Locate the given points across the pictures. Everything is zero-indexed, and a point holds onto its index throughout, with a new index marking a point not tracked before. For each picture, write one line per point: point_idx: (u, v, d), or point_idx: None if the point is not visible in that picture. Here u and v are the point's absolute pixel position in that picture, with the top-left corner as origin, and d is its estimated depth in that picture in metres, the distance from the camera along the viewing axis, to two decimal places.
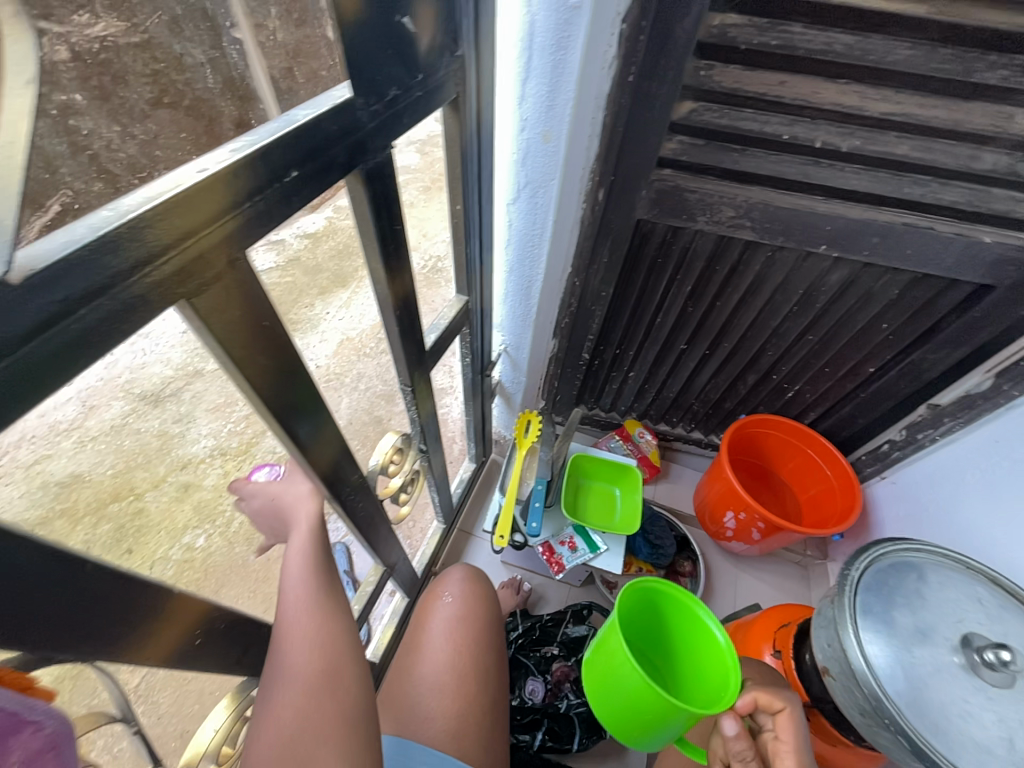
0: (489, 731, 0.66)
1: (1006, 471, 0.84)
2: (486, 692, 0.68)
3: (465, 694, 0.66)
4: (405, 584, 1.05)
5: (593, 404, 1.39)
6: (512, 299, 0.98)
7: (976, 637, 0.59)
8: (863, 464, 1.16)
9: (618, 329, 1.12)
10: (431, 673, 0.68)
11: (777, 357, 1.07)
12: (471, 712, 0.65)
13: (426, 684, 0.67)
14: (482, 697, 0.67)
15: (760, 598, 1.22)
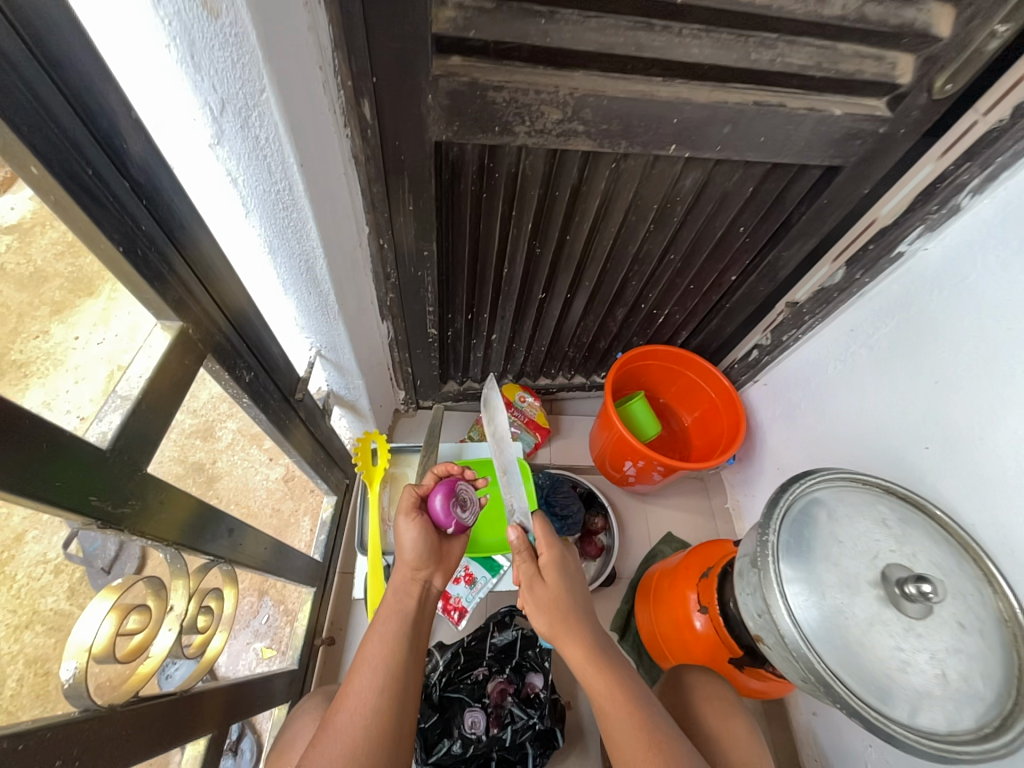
0: (394, 723, 0.54)
1: (867, 364, 0.82)
2: (398, 743, 0.53)
3: (377, 683, 0.56)
4: (275, 692, 0.80)
5: (461, 377, 1.18)
6: (295, 291, 0.67)
7: (895, 570, 0.55)
8: (738, 373, 1.13)
9: (463, 289, 0.89)
10: (342, 742, 0.51)
11: (642, 284, 0.94)
12: (385, 673, 0.57)
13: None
14: (395, 654, 0.59)
15: (670, 525, 1.21)
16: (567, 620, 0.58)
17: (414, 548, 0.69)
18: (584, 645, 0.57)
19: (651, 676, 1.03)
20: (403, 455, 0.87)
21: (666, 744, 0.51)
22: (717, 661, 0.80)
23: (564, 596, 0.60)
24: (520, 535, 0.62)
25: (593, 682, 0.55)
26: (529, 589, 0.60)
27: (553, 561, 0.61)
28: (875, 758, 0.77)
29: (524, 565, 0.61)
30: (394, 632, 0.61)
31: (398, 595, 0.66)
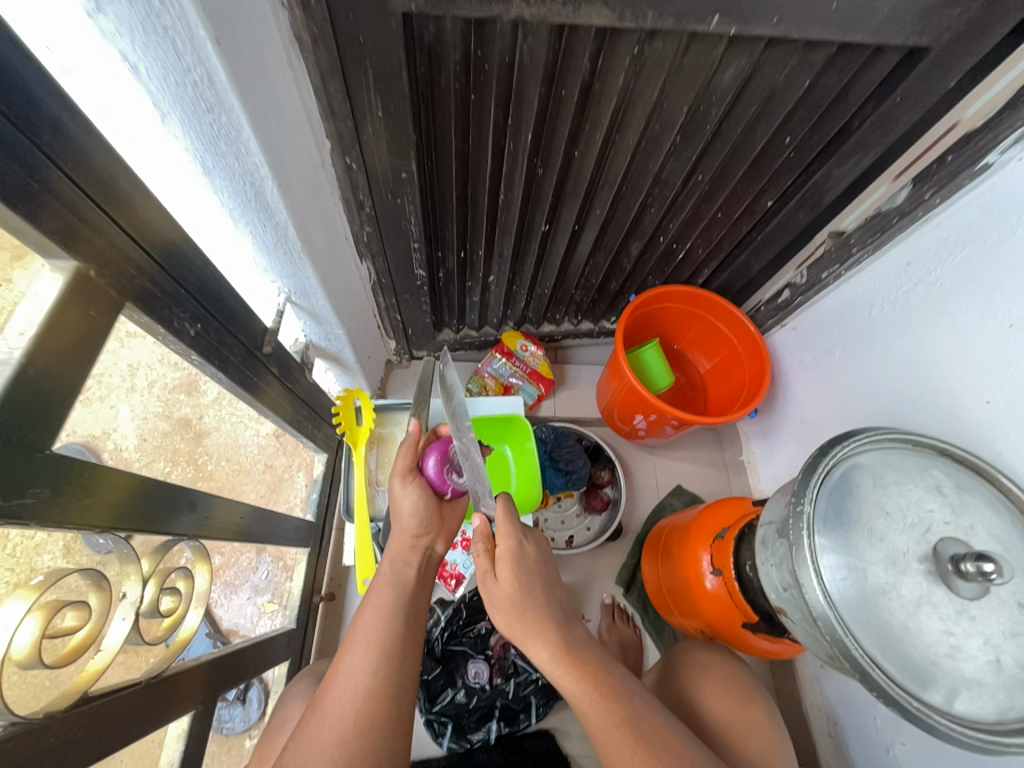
0: (388, 705, 0.49)
1: (922, 304, 0.70)
2: (395, 724, 0.49)
3: (370, 661, 0.51)
4: (275, 650, 0.80)
5: (457, 324, 1.07)
6: (249, 228, 0.55)
7: (949, 545, 0.47)
8: (764, 316, 1.02)
9: (452, 221, 0.76)
10: (331, 724, 0.47)
11: (662, 213, 0.81)
12: (378, 651, 0.52)
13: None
14: (388, 631, 0.54)
15: (680, 478, 1.16)
16: (527, 618, 0.52)
17: (414, 515, 0.63)
18: (548, 645, 0.51)
19: (655, 628, 1.02)
20: (391, 413, 0.80)
21: (658, 742, 0.46)
22: (727, 624, 0.76)
23: (522, 593, 0.52)
24: (480, 521, 0.55)
25: (570, 679, 0.50)
26: (483, 581, 0.55)
27: (506, 555, 0.54)
28: (883, 712, 0.76)
29: (481, 559, 0.55)
30: (391, 605, 0.56)
31: (396, 565, 0.60)
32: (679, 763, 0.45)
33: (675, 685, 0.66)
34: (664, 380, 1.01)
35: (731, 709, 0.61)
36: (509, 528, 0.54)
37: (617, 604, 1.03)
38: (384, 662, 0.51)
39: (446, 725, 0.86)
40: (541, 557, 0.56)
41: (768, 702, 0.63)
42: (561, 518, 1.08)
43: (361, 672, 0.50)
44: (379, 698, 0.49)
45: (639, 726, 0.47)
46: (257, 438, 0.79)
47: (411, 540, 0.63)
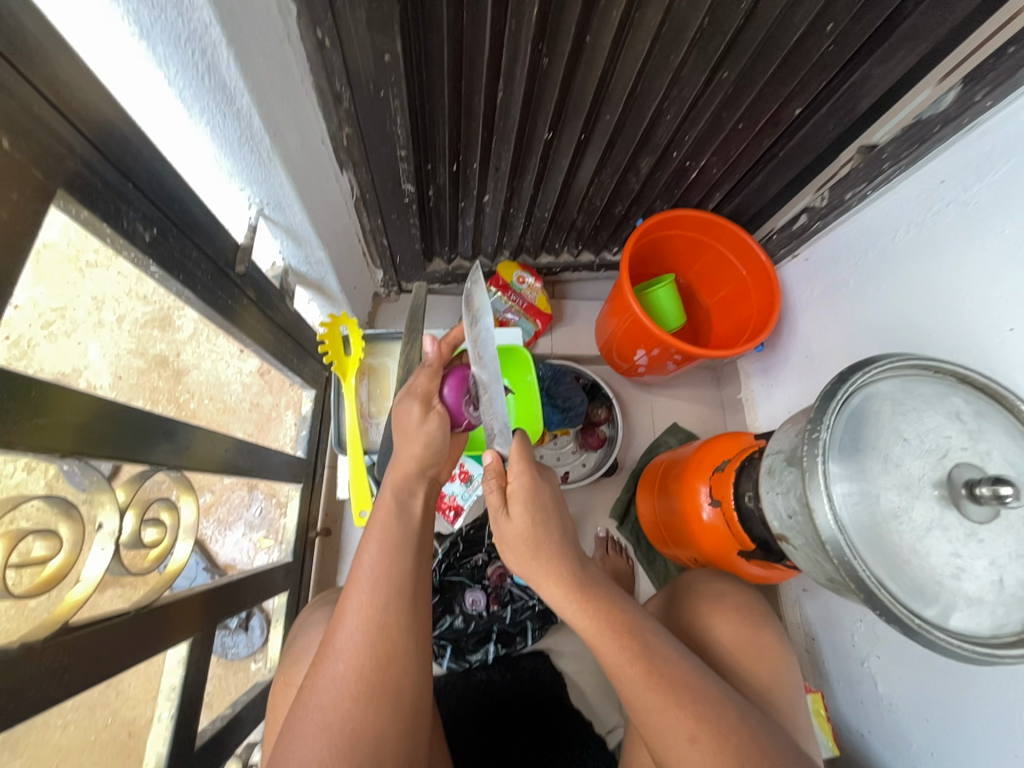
0: (400, 640, 0.48)
1: (952, 225, 0.64)
2: (412, 656, 0.49)
3: (378, 598, 0.49)
4: (275, 582, 0.80)
5: (449, 254, 1.00)
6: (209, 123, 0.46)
7: (964, 471, 0.46)
8: (775, 246, 0.96)
9: (444, 122, 0.67)
10: (346, 662, 0.47)
11: (679, 121, 0.72)
12: (386, 588, 0.50)
13: (318, 713, 0.45)
14: (394, 567, 0.51)
15: (677, 416, 1.15)
16: (541, 557, 0.52)
17: (423, 445, 0.58)
18: (563, 583, 0.51)
19: (647, 559, 1.05)
20: (382, 344, 0.75)
21: (673, 675, 0.46)
22: (722, 553, 0.77)
23: (536, 532, 0.52)
24: (492, 457, 0.55)
25: (583, 614, 0.49)
26: (495, 520, 0.54)
27: (519, 492, 0.53)
28: (862, 629, 0.80)
29: (493, 496, 0.55)
30: (395, 539, 0.53)
31: (399, 495, 0.57)
32: (688, 693, 0.45)
33: (685, 613, 0.68)
34: (675, 315, 0.96)
35: (741, 638, 0.62)
36: (523, 467, 0.54)
37: (611, 537, 1.04)
38: (392, 601, 0.49)
39: (446, 647, 0.89)
40: (553, 495, 0.55)
41: (778, 628, 0.65)
42: (557, 455, 1.07)
43: (370, 612, 0.48)
44: (392, 639, 0.48)
45: (655, 663, 0.47)
46: (242, 378, 0.85)
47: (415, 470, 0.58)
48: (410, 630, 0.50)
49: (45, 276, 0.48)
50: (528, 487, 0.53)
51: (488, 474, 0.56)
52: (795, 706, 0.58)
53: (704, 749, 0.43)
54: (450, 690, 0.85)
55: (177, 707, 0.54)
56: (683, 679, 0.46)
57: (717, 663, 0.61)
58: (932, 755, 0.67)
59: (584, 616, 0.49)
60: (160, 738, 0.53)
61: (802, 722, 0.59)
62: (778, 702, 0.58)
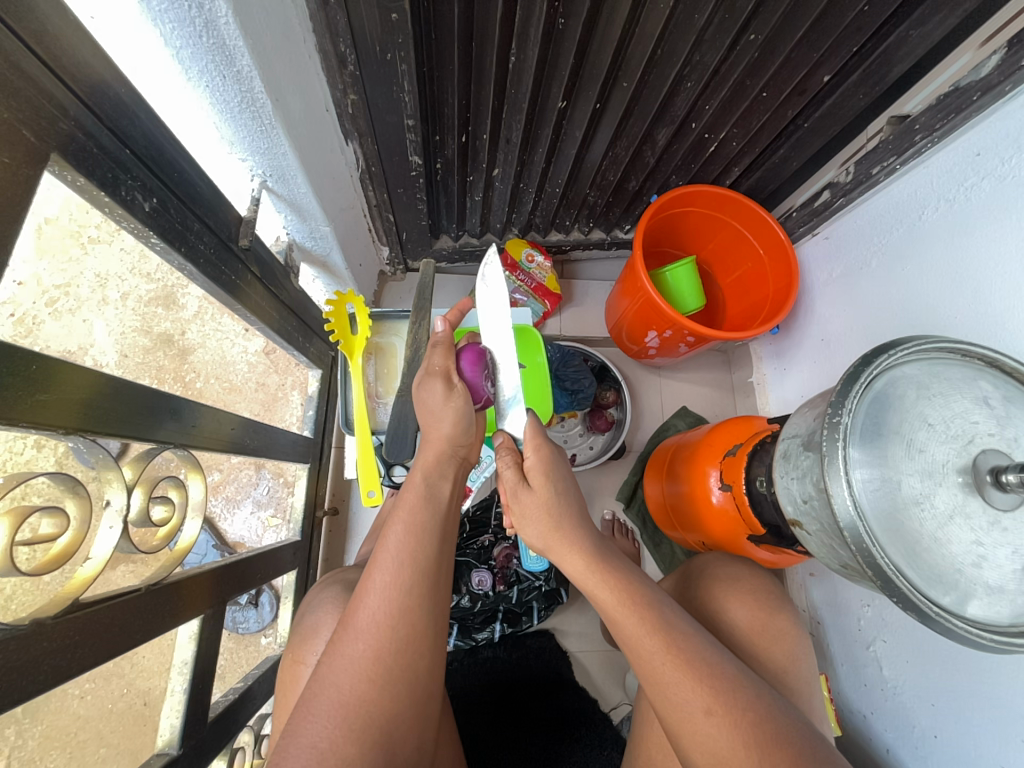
0: (421, 624, 0.48)
1: (985, 200, 0.61)
2: (430, 640, 0.49)
3: (404, 581, 0.48)
4: (284, 560, 0.81)
5: (456, 231, 0.97)
6: (207, 85, 0.44)
7: (990, 457, 0.44)
8: (794, 224, 0.93)
9: (453, 89, 0.64)
10: (366, 642, 0.46)
11: (699, 89, 0.69)
12: (412, 572, 0.49)
13: (335, 692, 0.44)
14: (421, 552, 0.50)
15: (685, 400, 1.13)
16: (563, 529, 0.51)
17: (435, 424, 0.57)
18: (584, 553, 0.50)
19: (653, 541, 1.05)
20: (389, 323, 0.74)
21: (691, 650, 0.46)
22: (731, 536, 0.77)
23: (557, 502, 0.52)
24: (505, 441, 0.57)
25: (606, 588, 0.49)
26: (513, 496, 0.53)
27: (539, 464, 0.53)
28: (869, 614, 0.80)
29: (508, 473, 0.54)
30: (423, 523, 0.52)
31: (429, 479, 0.56)
32: (705, 669, 0.45)
33: (699, 594, 0.68)
34: (693, 301, 0.94)
35: (756, 619, 0.62)
36: (536, 443, 0.55)
37: (617, 519, 1.04)
38: (420, 588, 0.49)
39: (453, 625, 0.90)
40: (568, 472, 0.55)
41: (797, 616, 0.64)
42: (564, 437, 1.06)
43: (395, 595, 0.48)
44: (413, 622, 0.48)
45: (678, 638, 0.47)
46: (247, 357, 0.84)
47: (446, 453, 0.58)
48: (431, 615, 0.50)
49: (48, 252, 0.48)
50: (544, 462, 0.53)
51: (504, 450, 0.55)
52: (807, 683, 0.59)
53: (721, 722, 0.42)
54: (457, 666, 0.86)
55: (190, 680, 0.55)
56: (700, 657, 0.46)
57: (730, 643, 0.61)
58: (936, 737, 0.67)
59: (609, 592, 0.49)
60: (174, 709, 0.55)
61: (814, 699, 0.59)
62: (790, 680, 0.58)
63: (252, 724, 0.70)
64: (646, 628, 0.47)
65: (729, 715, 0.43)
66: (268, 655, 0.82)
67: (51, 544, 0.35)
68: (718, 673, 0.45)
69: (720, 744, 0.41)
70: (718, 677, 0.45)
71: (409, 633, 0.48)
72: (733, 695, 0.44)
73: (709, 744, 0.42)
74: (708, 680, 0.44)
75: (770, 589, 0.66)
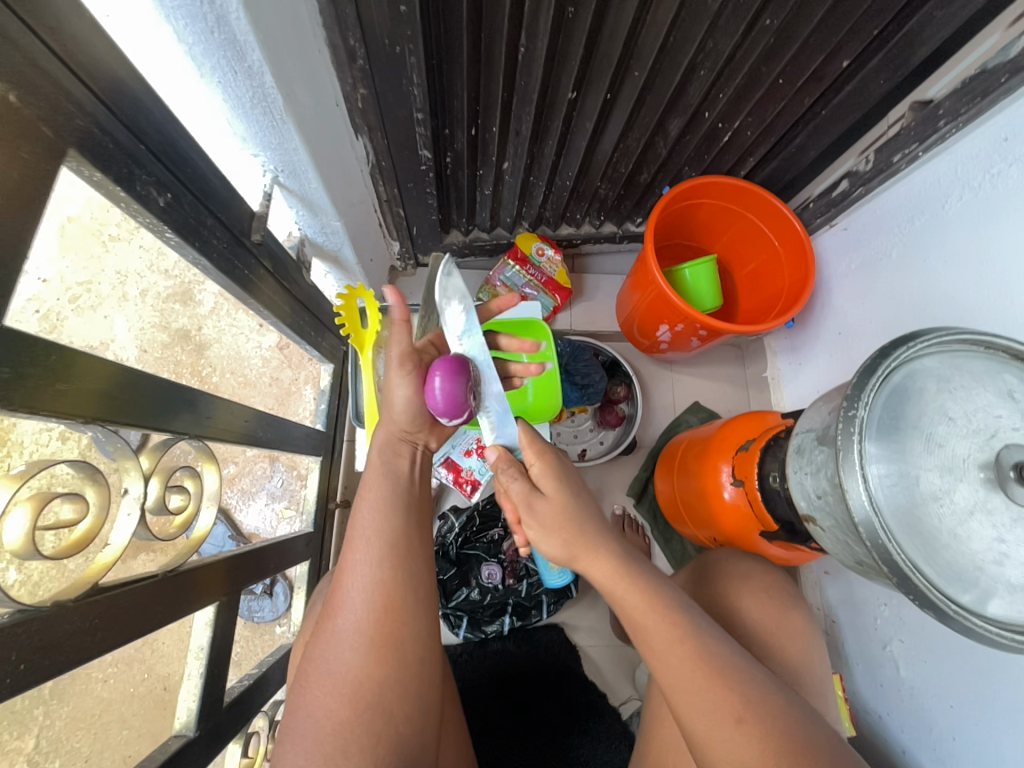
0: (397, 596, 0.49)
1: (1013, 187, 0.58)
2: (413, 609, 0.49)
3: (373, 556, 0.49)
4: (298, 551, 0.82)
5: (466, 225, 0.97)
6: (220, 80, 0.44)
7: (1014, 452, 0.43)
8: (811, 215, 0.91)
9: (462, 82, 0.64)
10: (345, 617, 0.47)
11: (712, 77, 0.67)
12: (381, 545, 0.50)
13: (323, 667, 0.46)
14: (386, 525, 0.51)
15: (698, 395, 1.12)
16: (582, 535, 0.51)
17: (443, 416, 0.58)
18: (608, 557, 0.50)
19: (664, 537, 1.04)
20: (398, 317, 0.74)
21: (718, 658, 0.46)
22: (743, 532, 0.76)
23: (573, 508, 0.51)
24: (498, 452, 0.55)
25: (628, 595, 0.49)
26: (524, 509, 0.52)
27: (550, 475, 0.52)
28: (886, 613, 0.78)
29: (516, 485, 0.53)
30: (388, 498, 0.53)
31: (406, 462, 0.56)
32: (733, 677, 0.45)
33: (708, 590, 0.67)
34: (711, 298, 0.92)
35: (769, 619, 0.61)
36: (538, 450, 0.53)
37: (627, 514, 1.04)
38: (389, 559, 0.49)
39: (462, 617, 0.91)
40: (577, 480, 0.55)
41: (810, 615, 0.63)
42: (574, 431, 1.06)
43: (367, 568, 0.49)
44: (390, 593, 0.48)
45: (701, 644, 0.47)
46: (262, 351, 0.86)
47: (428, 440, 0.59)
48: (410, 585, 0.50)
49: (71, 249, 0.49)
50: (550, 474, 0.53)
51: (504, 465, 0.54)
52: (821, 682, 0.59)
53: (751, 731, 0.42)
54: (466, 658, 0.87)
55: (206, 665, 0.57)
56: (727, 664, 0.46)
57: (743, 639, 0.60)
58: (954, 739, 0.66)
59: (628, 597, 0.49)
60: (190, 693, 0.56)
61: (829, 698, 0.59)
62: (807, 681, 0.57)
63: (266, 710, 0.72)
64: (674, 635, 0.47)
65: (755, 723, 0.42)
66: (281, 643, 0.83)
67: (75, 526, 0.37)
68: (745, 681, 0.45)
69: (750, 754, 0.41)
70: (744, 684, 0.45)
71: (387, 604, 0.48)
72: (761, 705, 0.44)
73: (739, 753, 0.42)
74: (737, 691, 0.44)
75: (787, 588, 0.66)
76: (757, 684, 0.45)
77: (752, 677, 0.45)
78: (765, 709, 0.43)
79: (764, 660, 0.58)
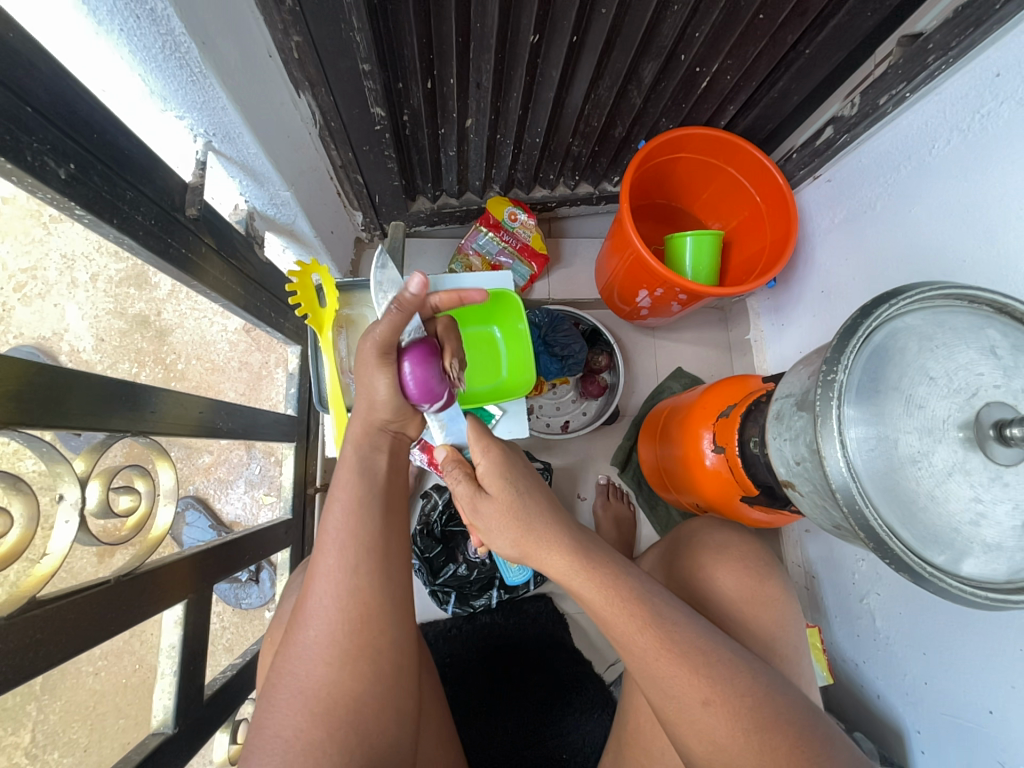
0: (372, 604, 0.47)
1: (1004, 129, 0.55)
2: (391, 619, 0.48)
3: (346, 563, 0.47)
4: (277, 538, 0.81)
5: (433, 190, 0.91)
6: (118, 26, 0.38)
7: (994, 411, 0.42)
8: (794, 167, 0.87)
9: (411, 26, 0.58)
10: (315, 628, 0.46)
11: (687, 12, 0.61)
12: (355, 551, 0.48)
13: (305, 677, 0.45)
14: (362, 530, 0.48)
15: (680, 360, 1.10)
16: (535, 530, 0.50)
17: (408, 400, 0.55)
18: (564, 548, 0.49)
19: (649, 504, 1.04)
20: (360, 293, 0.70)
21: (684, 644, 0.46)
22: (723, 498, 0.76)
23: (515, 505, 0.51)
24: (446, 452, 0.56)
25: (591, 592, 0.48)
26: (473, 507, 0.52)
27: (489, 471, 0.53)
28: (864, 568, 0.79)
29: (462, 486, 0.53)
30: (363, 498, 0.50)
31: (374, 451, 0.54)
32: (702, 662, 0.45)
33: (683, 565, 0.68)
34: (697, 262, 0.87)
35: (746, 588, 0.62)
36: (484, 447, 0.55)
37: (611, 484, 1.04)
38: (365, 571, 0.47)
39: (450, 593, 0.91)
40: (526, 473, 0.54)
41: (785, 582, 0.64)
42: (556, 403, 1.04)
43: (341, 579, 0.47)
44: (364, 608, 0.47)
45: (666, 630, 0.46)
46: (228, 336, 0.81)
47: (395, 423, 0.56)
48: (388, 594, 0.48)
49: (7, 234, 0.48)
50: (492, 470, 0.53)
51: (450, 465, 0.55)
52: (795, 648, 0.60)
53: (719, 711, 0.43)
54: (455, 633, 0.88)
55: (180, 663, 0.55)
56: (694, 648, 0.45)
57: (720, 611, 0.61)
58: (925, 684, 0.68)
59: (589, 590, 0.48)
60: (166, 691, 0.55)
61: (802, 660, 0.60)
62: (780, 648, 0.59)
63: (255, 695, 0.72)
64: (639, 627, 0.46)
65: (718, 697, 0.43)
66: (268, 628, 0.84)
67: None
68: (712, 665, 0.45)
69: (720, 730, 0.42)
70: (711, 662, 0.45)
71: (359, 616, 0.47)
72: (733, 685, 0.44)
73: (706, 730, 0.43)
74: (705, 680, 0.44)
75: (763, 556, 0.66)
76: (725, 667, 0.45)
77: (720, 659, 0.45)
78: (733, 690, 0.44)
79: (738, 635, 0.59)
